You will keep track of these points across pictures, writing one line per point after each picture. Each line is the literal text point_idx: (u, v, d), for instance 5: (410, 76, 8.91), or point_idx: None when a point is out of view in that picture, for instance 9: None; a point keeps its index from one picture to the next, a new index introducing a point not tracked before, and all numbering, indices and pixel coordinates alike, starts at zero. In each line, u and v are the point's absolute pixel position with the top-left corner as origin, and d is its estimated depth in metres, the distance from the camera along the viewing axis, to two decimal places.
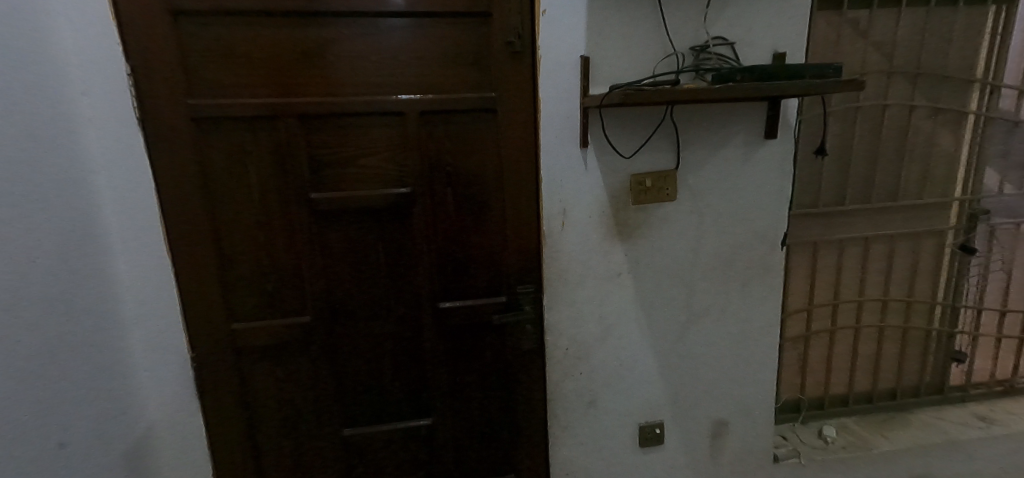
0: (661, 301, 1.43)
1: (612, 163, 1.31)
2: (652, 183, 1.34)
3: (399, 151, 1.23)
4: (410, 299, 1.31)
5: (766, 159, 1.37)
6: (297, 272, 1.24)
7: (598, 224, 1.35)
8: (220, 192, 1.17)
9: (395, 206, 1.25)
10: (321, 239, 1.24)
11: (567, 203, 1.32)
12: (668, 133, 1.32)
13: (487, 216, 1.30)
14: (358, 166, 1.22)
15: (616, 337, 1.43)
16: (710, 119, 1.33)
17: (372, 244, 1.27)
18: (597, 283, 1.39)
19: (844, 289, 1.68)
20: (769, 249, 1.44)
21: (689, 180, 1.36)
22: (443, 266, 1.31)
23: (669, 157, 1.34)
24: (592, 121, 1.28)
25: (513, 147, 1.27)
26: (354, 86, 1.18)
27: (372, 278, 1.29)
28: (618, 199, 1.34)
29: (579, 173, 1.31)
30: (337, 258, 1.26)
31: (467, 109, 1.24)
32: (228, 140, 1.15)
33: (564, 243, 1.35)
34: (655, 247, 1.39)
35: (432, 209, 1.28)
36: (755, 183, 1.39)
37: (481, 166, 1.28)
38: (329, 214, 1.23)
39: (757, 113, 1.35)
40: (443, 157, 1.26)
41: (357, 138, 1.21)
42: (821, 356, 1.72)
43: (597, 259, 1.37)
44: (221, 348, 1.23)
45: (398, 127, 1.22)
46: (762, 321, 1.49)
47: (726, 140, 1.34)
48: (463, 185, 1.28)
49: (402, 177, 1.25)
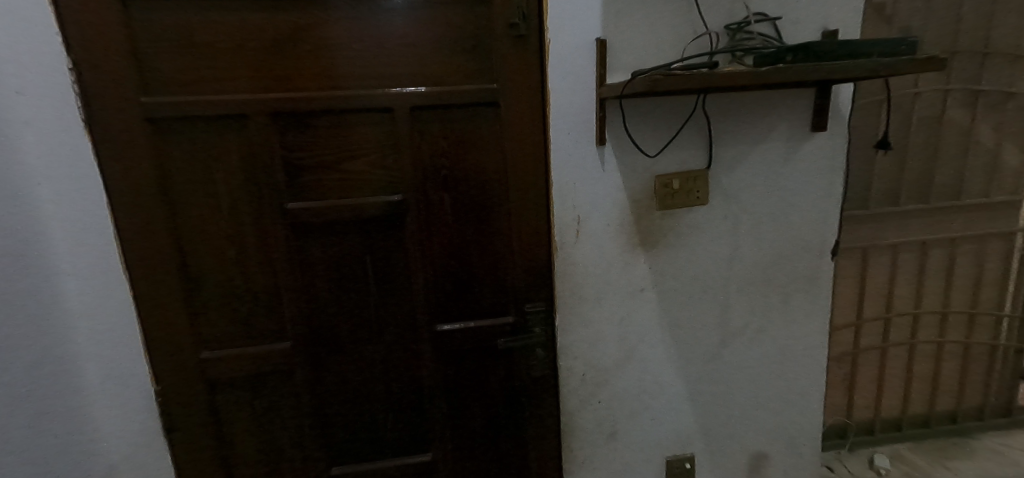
0: (691, 320, 1.25)
1: (633, 164, 1.14)
2: (680, 185, 1.16)
3: (388, 153, 1.08)
4: (404, 322, 1.16)
5: (813, 155, 1.18)
6: (276, 293, 1.10)
7: (618, 233, 1.18)
8: (183, 204, 1.02)
9: (385, 216, 1.10)
10: (301, 255, 1.09)
11: (582, 210, 1.15)
12: (699, 128, 1.14)
13: (490, 225, 1.14)
14: (341, 171, 1.07)
15: (640, 361, 1.25)
16: (748, 109, 1.14)
17: (360, 259, 1.11)
18: (617, 300, 1.21)
19: (897, 300, 1.49)
20: (816, 258, 1.25)
21: (723, 181, 1.17)
22: (441, 283, 1.15)
23: (700, 155, 1.16)
24: (610, 114, 1.11)
25: (520, 145, 1.10)
26: (333, 79, 1.02)
27: (360, 297, 1.13)
28: (640, 204, 1.16)
29: (596, 175, 1.14)
30: (319, 276, 1.11)
31: (466, 104, 1.08)
32: (191, 144, 1.00)
33: (579, 255, 1.18)
34: (683, 258, 1.21)
35: (428, 219, 1.12)
36: (799, 184, 1.20)
37: (482, 168, 1.11)
38: (310, 226, 1.08)
39: (804, 101, 1.16)
40: (440, 160, 1.09)
41: (339, 138, 1.05)
42: (870, 375, 1.53)
43: (617, 273, 1.20)
44: (190, 381, 1.08)
45: (387, 127, 1.07)
46: (807, 341, 1.30)
47: (767, 133, 1.16)
48: (462, 191, 1.11)
49: (392, 183, 1.09)
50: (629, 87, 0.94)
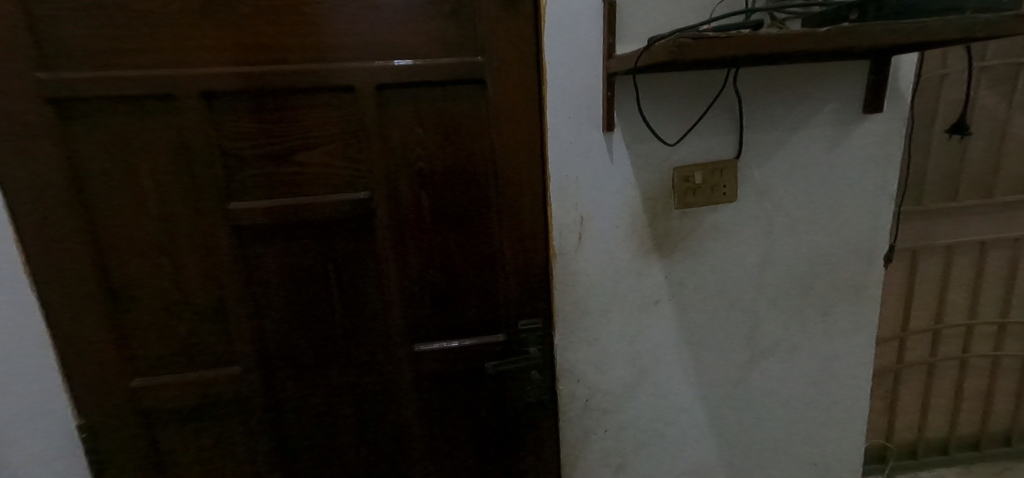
0: (714, 337, 1.06)
1: (647, 154, 0.95)
2: (703, 180, 0.97)
3: (352, 142, 0.89)
4: (376, 342, 0.98)
5: (863, 143, 0.98)
6: (220, 311, 0.92)
7: (628, 236, 0.99)
8: (101, 204, 0.84)
9: (351, 217, 0.92)
10: (249, 264, 0.91)
11: (585, 209, 0.96)
12: (727, 110, 0.94)
13: (477, 228, 0.96)
14: (295, 164, 0.88)
15: (653, 384, 1.07)
16: (787, 87, 0.94)
17: (321, 269, 0.94)
18: (627, 315, 1.03)
19: (950, 309, 1.29)
20: (863, 264, 1.05)
21: (755, 173, 0.98)
22: (419, 297, 0.98)
23: (728, 142, 0.96)
24: (620, 93, 0.91)
25: (510, 131, 0.91)
26: (280, 51, 0.83)
27: (322, 314, 0.96)
28: (655, 201, 0.98)
29: (602, 168, 0.95)
30: (271, 290, 0.93)
31: (445, 82, 0.89)
32: (106, 130, 0.81)
33: (582, 263, 0.99)
34: (706, 265, 1.02)
35: (401, 220, 0.94)
36: (846, 176, 1.00)
37: (466, 158, 0.92)
38: (259, 230, 0.90)
39: (856, 76, 0.95)
40: (415, 150, 0.91)
41: (291, 125, 0.87)
42: (913, 393, 1.35)
43: (628, 283, 1.02)
44: (120, 412, 0.91)
45: (349, 110, 0.88)
46: (852, 361, 1.11)
47: (808, 117, 0.96)
48: (442, 187, 0.93)
49: (357, 178, 0.91)
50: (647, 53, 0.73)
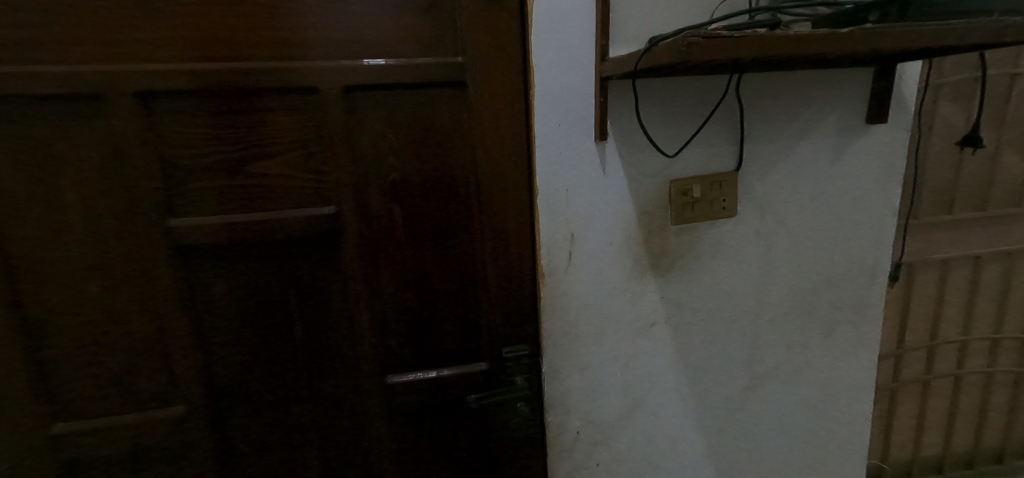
0: (712, 361, 0.99)
1: (642, 165, 0.87)
2: (701, 194, 0.90)
3: (316, 150, 0.79)
4: (345, 374, 0.88)
5: (866, 155, 0.93)
6: (160, 343, 0.80)
7: (622, 254, 0.91)
8: (14, 221, 0.71)
9: (314, 235, 0.81)
10: (196, 289, 0.80)
11: (576, 225, 0.88)
12: (727, 118, 0.87)
13: (457, 246, 0.87)
14: (249, 175, 0.78)
15: (648, 412, 1.00)
16: (789, 95, 0.88)
17: (281, 293, 0.83)
18: (621, 339, 0.95)
19: (945, 325, 1.26)
20: (865, 281, 1.00)
21: (756, 187, 0.92)
22: (393, 323, 0.88)
23: (728, 153, 0.89)
24: (613, 99, 0.84)
25: (495, 140, 0.83)
26: (231, 46, 0.73)
27: (282, 344, 0.85)
28: (651, 216, 0.90)
29: (595, 180, 0.87)
30: (222, 318, 0.82)
31: (421, 85, 0.80)
32: (20, 135, 0.69)
33: (572, 283, 0.91)
34: (704, 284, 0.95)
35: (372, 238, 0.84)
36: (848, 190, 0.95)
37: (445, 169, 0.84)
38: (207, 251, 0.79)
39: (860, 85, 0.90)
40: (388, 160, 0.81)
41: (244, 130, 0.76)
42: (909, 411, 1.30)
43: (621, 305, 0.94)
44: (41, 462, 0.78)
45: (313, 115, 0.78)
46: (854, 384, 1.05)
47: (811, 127, 0.90)
48: (418, 201, 0.84)
49: (322, 191, 0.81)
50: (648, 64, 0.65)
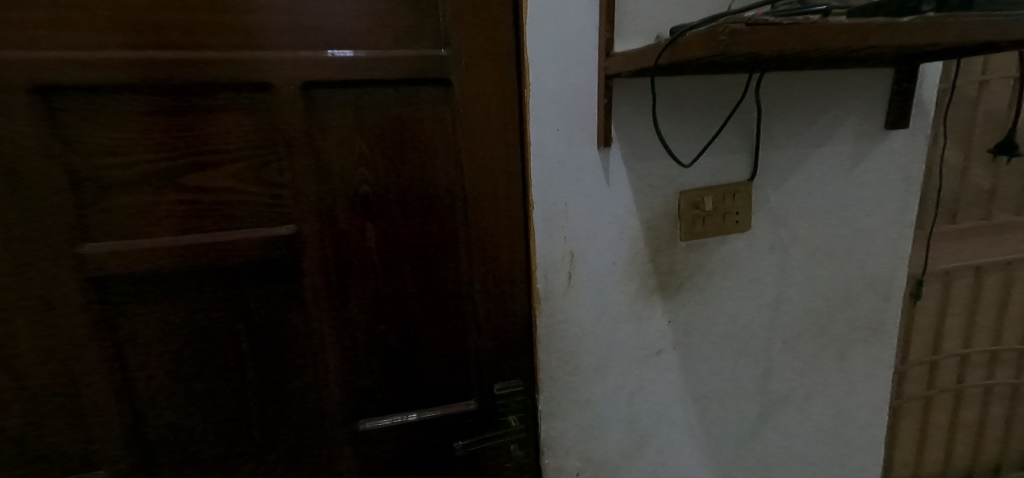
0: (722, 389, 0.90)
1: (649, 175, 0.78)
2: (713, 207, 0.81)
3: (268, 159, 0.66)
4: (308, 421, 0.75)
5: (885, 162, 0.86)
6: (73, 397, 0.65)
7: (626, 274, 0.81)
8: None
9: (269, 260, 0.68)
10: (119, 329, 0.65)
11: (577, 243, 0.77)
12: (741, 123, 0.79)
13: (440, 269, 0.75)
14: (185, 189, 0.64)
15: (654, 448, 0.90)
16: (807, 98, 0.80)
17: (229, 330, 0.69)
18: (624, 369, 0.85)
19: (947, 338, 1.21)
20: (881, 298, 0.93)
21: (770, 198, 0.83)
22: (366, 360, 0.75)
23: (742, 161, 0.80)
24: (618, 101, 0.73)
25: (483, 147, 0.72)
26: (157, 31, 0.59)
27: (232, 390, 0.71)
28: (658, 232, 0.81)
29: (598, 192, 0.76)
30: (154, 363, 0.67)
31: (397, 82, 0.68)
32: None
33: (572, 309, 0.80)
34: (714, 306, 0.86)
35: (339, 262, 0.71)
36: (866, 201, 0.87)
37: (425, 181, 0.72)
38: (133, 282, 0.64)
39: (879, 87, 0.83)
40: (357, 170, 0.69)
41: (177, 135, 0.62)
42: (911, 428, 1.25)
43: (625, 331, 0.84)
44: None
45: (265, 116, 0.65)
46: (867, 408, 0.98)
47: (829, 133, 0.83)
48: (394, 217, 0.72)
49: (278, 207, 0.67)
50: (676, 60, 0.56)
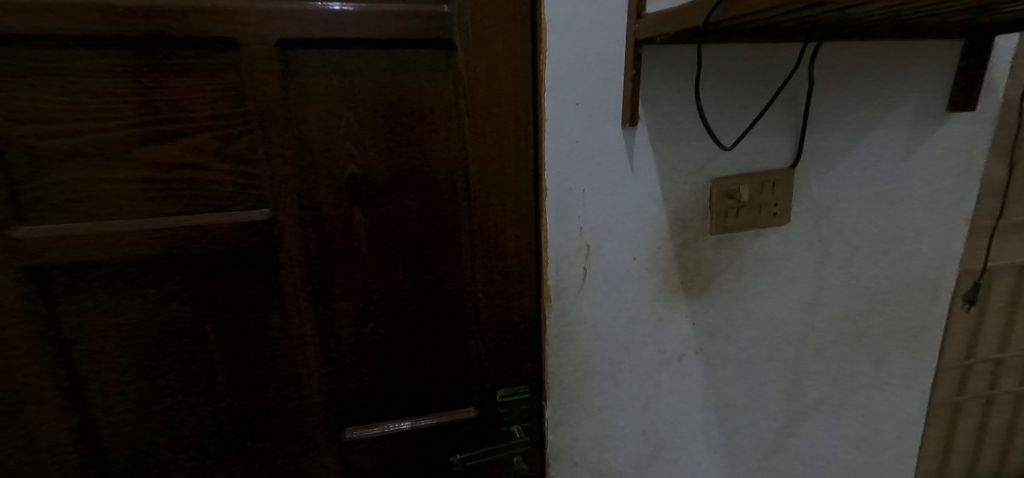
0: (746, 398, 0.82)
1: (679, 159, 0.68)
2: (748, 197, 0.71)
3: (238, 131, 0.56)
4: (288, 430, 0.67)
5: (942, 150, 0.76)
6: (12, 403, 0.56)
7: (647, 271, 0.72)
8: None
9: (241, 249, 0.59)
10: (66, 328, 0.56)
11: (594, 236, 0.68)
12: (785, 101, 0.69)
13: (439, 261, 0.66)
14: (138, 164, 0.54)
15: (669, 459, 0.82)
16: (861, 73, 0.70)
17: (196, 329, 0.61)
18: (641, 375, 0.77)
19: (983, 343, 1.13)
20: (925, 301, 0.84)
21: (813, 188, 0.73)
22: (353, 363, 0.67)
23: (784, 145, 0.70)
24: (647, 72, 0.63)
25: (490, 123, 0.62)
26: None
27: (201, 397, 0.63)
28: (686, 225, 0.71)
29: (620, 178, 0.66)
30: (109, 366, 0.59)
31: (389, 43, 0.57)
32: None
33: (586, 308, 0.71)
34: (743, 307, 0.77)
35: (322, 252, 0.62)
36: (918, 193, 0.78)
37: (422, 161, 0.62)
38: (80, 272, 0.55)
39: (943, 63, 0.72)
40: (343, 147, 0.59)
41: (127, 99, 0.52)
42: (939, 435, 1.17)
43: (644, 334, 0.75)
44: None
45: (232, 80, 0.55)
46: (902, 419, 0.90)
47: (883, 114, 0.73)
48: (386, 202, 0.63)
49: (250, 188, 0.58)
50: (733, 18, 0.46)
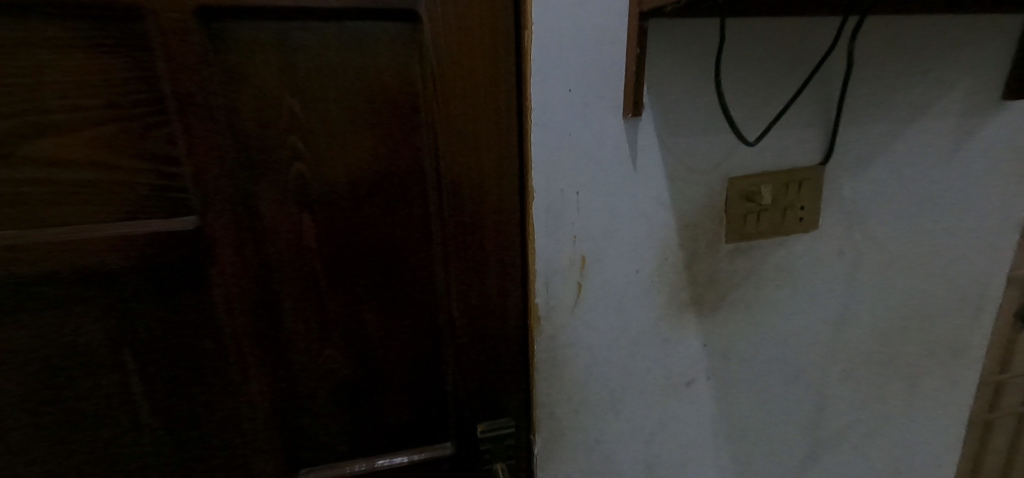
0: (763, 427, 0.72)
1: (691, 156, 0.58)
2: (770, 201, 0.61)
3: (153, 121, 0.46)
4: (232, 472, 0.58)
5: (993, 145, 0.66)
6: None
7: (653, 286, 0.62)
8: None
9: (164, 264, 0.49)
10: None
11: (590, 246, 0.58)
12: (816, 86, 0.58)
13: (407, 275, 0.56)
14: (28, 162, 0.44)
15: None
16: (905, 54, 0.59)
17: (114, 359, 0.51)
18: (644, 403, 0.67)
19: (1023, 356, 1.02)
20: (967, 317, 0.74)
21: (845, 189, 0.63)
22: (308, 394, 0.57)
23: (813, 140, 0.60)
24: (653, 52, 0.53)
25: (464, 112, 0.52)
26: None
27: (124, 437, 0.53)
28: (698, 232, 0.61)
29: (621, 178, 0.56)
30: (10, 404, 0.49)
31: (338, 13, 0.47)
32: None
33: (581, 329, 0.61)
34: (762, 325, 0.67)
35: (265, 267, 0.52)
36: (964, 194, 0.67)
37: (384, 157, 0.52)
38: None
39: (1000, 42, 0.61)
40: (286, 141, 0.49)
41: (3, 81, 0.42)
42: (969, 454, 1.08)
43: (648, 357, 0.65)
44: None
45: (142, 58, 0.44)
46: (936, 446, 0.80)
47: (928, 103, 0.62)
48: (342, 207, 0.53)
49: (173, 192, 0.48)
50: None
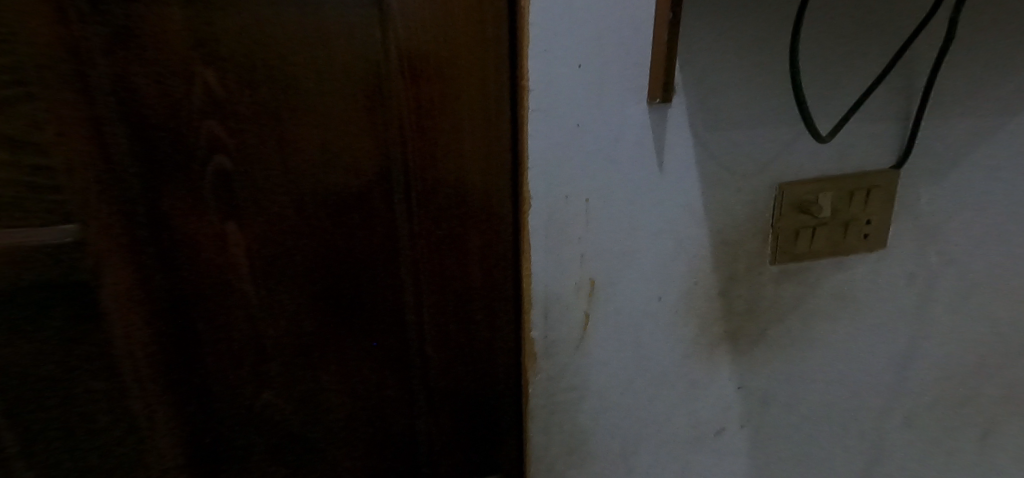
0: None
1: (733, 158, 0.45)
2: (829, 216, 0.48)
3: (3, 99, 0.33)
4: None
5: None
6: None
7: (679, 318, 0.50)
8: None
9: (30, 296, 0.36)
10: None
11: (601, 268, 0.45)
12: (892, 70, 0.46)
13: (369, 301, 0.45)
14: None
15: None
16: (1008, 32, 0.46)
17: None
18: (663, 458, 0.55)
19: None
20: None
21: (920, 202, 0.51)
22: (244, 448, 0.46)
23: (882, 138, 0.48)
24: (689, 21, 0.40)
25: (440, 92, 0.40)
26: None
27: None
28: (737, 253, 0.49)
29: (643, 183, 0.44)
30: None
31: None
32: None
33: (588, 371, 0.49)
34: (810, 365, 0.55)
35: (179, 293, 0.40)
36: None
37: (335, 151, 0.40)
38: None
39: None
40: (198, 130, 0.37)
41: None
42: None
43: (670, 403, 0.53)
44: None
45: None
46: None
47: None
48: (280, 215, 0.40)
49: (40, 198, 0.35)
50: None
